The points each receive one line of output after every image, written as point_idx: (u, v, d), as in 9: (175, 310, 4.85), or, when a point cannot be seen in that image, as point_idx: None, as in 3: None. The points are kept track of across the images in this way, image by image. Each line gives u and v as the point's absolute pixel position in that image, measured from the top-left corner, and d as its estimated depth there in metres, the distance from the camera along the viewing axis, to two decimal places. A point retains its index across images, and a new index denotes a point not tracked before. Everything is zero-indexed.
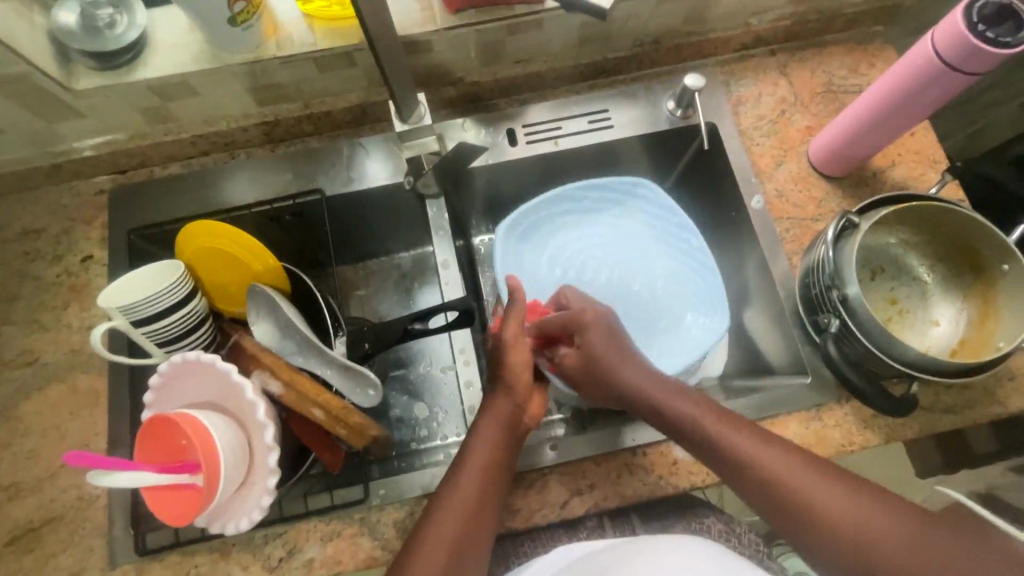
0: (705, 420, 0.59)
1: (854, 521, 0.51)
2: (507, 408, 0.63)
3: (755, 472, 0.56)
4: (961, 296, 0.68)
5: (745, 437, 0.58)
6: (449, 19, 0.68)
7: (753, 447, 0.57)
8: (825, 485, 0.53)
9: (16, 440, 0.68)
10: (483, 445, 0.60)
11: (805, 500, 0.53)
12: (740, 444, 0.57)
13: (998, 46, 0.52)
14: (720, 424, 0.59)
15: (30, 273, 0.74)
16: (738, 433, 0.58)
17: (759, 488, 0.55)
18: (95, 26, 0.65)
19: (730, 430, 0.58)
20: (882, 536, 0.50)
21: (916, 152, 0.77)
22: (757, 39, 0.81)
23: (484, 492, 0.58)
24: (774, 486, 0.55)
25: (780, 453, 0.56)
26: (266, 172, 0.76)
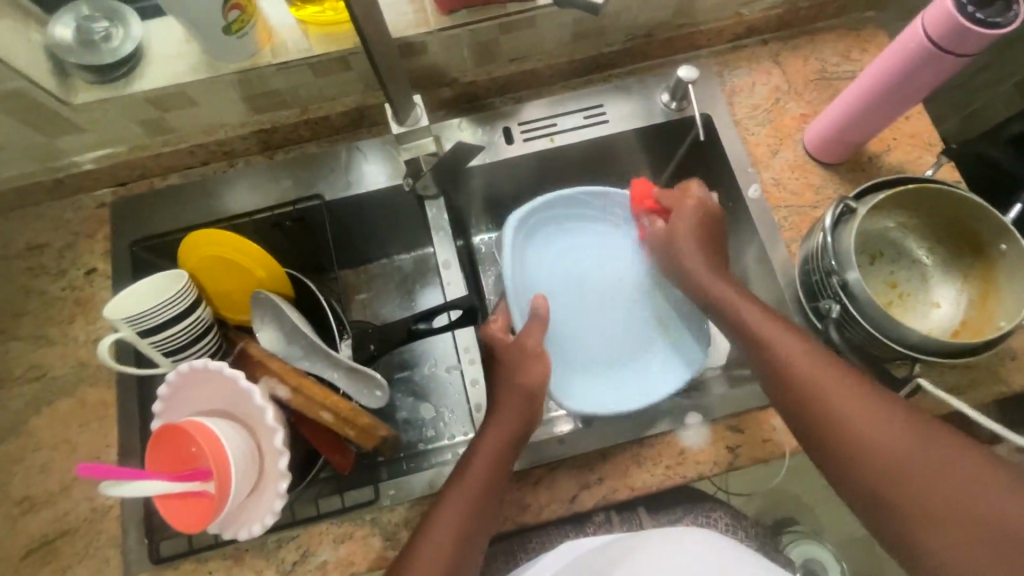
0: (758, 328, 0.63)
1: (875, 432, 0.53)
2: (514, 413, 0.64)
3: (790, 375, 0.58)
4: (961, 277, 0.69)
5: (791, 348, 0.60)
6: (442, 21, 0.69)
7: (791, 353, 0.59)
8: (858, 396, 0.55)
9: (28, 454, 0.68)
10: (484, 454, 0.61)
11: (832, 408, 0.55)
12: (783, 348, 0.60)
13: (988, 27, 0.53)
14: (774, 332, 0.62)
15: (35, 288, 0.74)
16: (792, 359, 0.59)
17: (791, 392, 0.58)
18: (91, 40, 0.65)
19: (772, 330, 0.62)
20: (901, 448, 0.51)
21: (911, 136, 0.77)
22: (749, 29, 0.81)
23: (482, 500, 0.59)
24: (803, 391, 0.57)
25: (822, 364, 0.58)
26: (266, 180, 0.77)
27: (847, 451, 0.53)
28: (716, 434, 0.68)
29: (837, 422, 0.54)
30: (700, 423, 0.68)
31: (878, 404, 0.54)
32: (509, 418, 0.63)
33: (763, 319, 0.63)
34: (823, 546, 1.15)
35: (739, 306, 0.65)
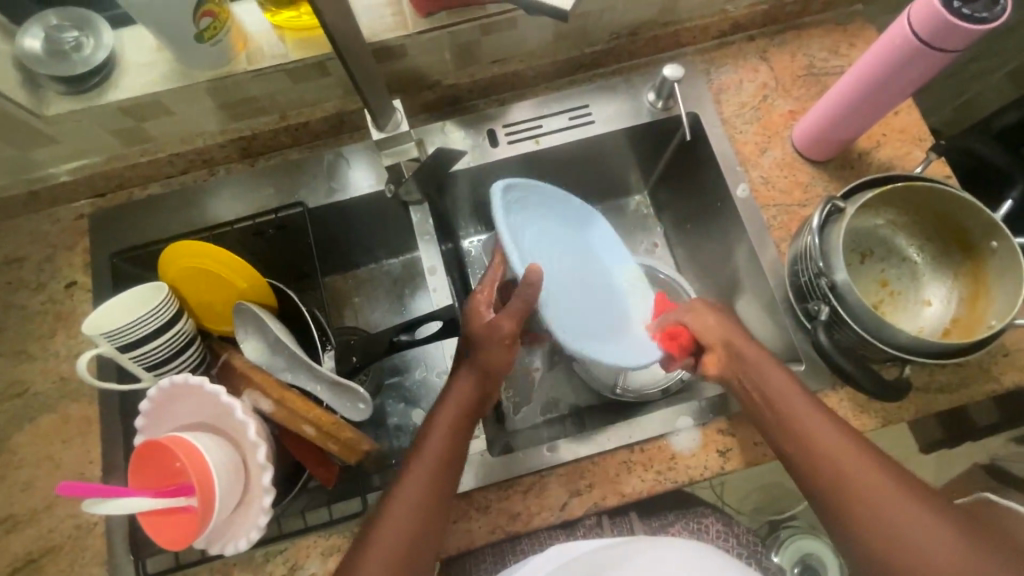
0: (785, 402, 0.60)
1: (904, 523, 0.51)
2: (468, 383, 0.61)
3: (819, 456, 0.56)
4: (952, 275, 0.68)
5: (826, 428, 0.58)
6: (420, 23, 0.67)
7: (820, 433, 0.57)
8: (890, 485, 0.53)
9: (10, 472, 0.67)
10: (439, 429, 0.59)
11: (862, 495, 0.54)
12: (812, 425, 0.58)
13: (974, 22, 0.52)
14: (802, 408, 0.60)
15: (14, 303, 0.73)
16: (832, 441, 0.56)
17: (818, 475, 0.56)
18: (61, 49, 0.64)
19: (797, 406, 0.60)
20: (932, 548, 0.50)
21: (900, 131, 0.76)
22: (735, 25, 0.80)
23: (440, 476, 0.57)
24: (830, 474, 0.55)
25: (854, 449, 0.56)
26: (248, 188, 0.76)
27: (874, 540, 0.52)
28: (706, 438, 0.67)
29: (867, 511, 0.53)
30: (691, 428, 0.67)
31: (909, 495, 0.53)
32: (462, 389, 0.61)
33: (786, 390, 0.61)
34: (821, 541, 1.15)
35: (760, 374, 0.63)
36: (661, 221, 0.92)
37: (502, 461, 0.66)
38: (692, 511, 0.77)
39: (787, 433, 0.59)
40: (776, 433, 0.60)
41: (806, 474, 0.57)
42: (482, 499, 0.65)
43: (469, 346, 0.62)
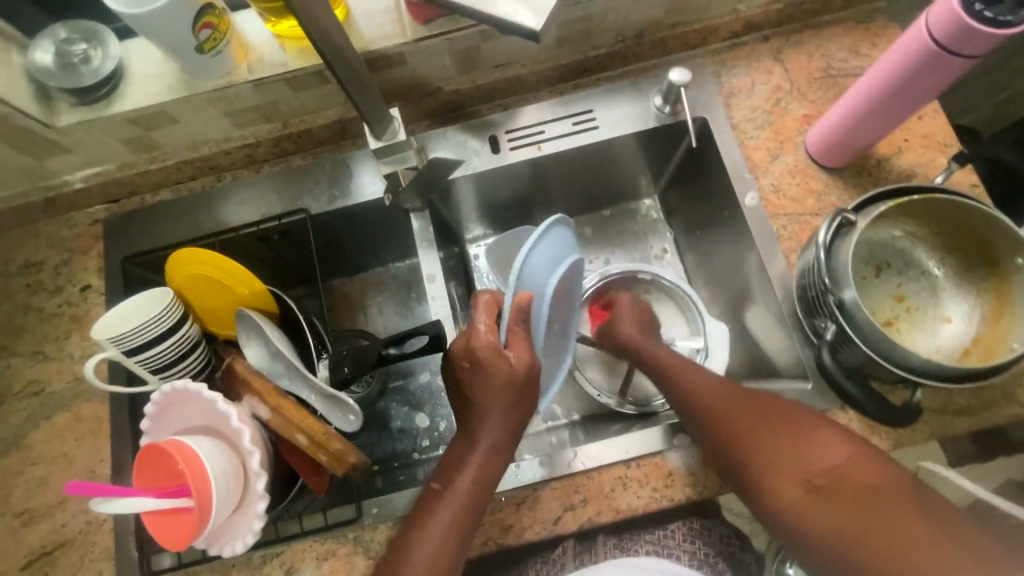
0: (703, 394, 0.64)
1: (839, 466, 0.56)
2: (490, 432, 0.59)
3: (750, 439, 0.59)
4: (975, 291, 0.64)
5: (712, 387, 0.64)
6: (419, 31, 0.67)
7: (741, 416, 0.61)
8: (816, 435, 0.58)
9: (27, 468, 0.71)
10: (469, 470, 0.58)
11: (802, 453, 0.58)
12: (704, 393, 0.64)
13: (997, 26, 0.48)
14: (720, 395, 0.63)
15: (33, 304, 0.76)
16: (721, 397, 0.63)
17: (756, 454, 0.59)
18: (71, 62, 0.66)
19: (715, 390, 0.63)
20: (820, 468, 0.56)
21: (924, 137, 0.72)
22: (748, 25, 0.77)
23: (469, 511, 0.58)
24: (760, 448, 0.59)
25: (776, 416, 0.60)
26: (253, 194, 0.77)
27: (786, 489, 0.57)
28: (705, 455, 0.65)
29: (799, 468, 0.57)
30: (689, 445, 0.65)
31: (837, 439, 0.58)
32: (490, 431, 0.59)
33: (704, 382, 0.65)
34: None
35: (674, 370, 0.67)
36: (671, 227, 0.89)
37: None
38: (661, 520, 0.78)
39: (712, 425, 0.61)
40: (702, 424, 0.62)
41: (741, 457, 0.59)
42: None
43: (480, 383, 0.58)
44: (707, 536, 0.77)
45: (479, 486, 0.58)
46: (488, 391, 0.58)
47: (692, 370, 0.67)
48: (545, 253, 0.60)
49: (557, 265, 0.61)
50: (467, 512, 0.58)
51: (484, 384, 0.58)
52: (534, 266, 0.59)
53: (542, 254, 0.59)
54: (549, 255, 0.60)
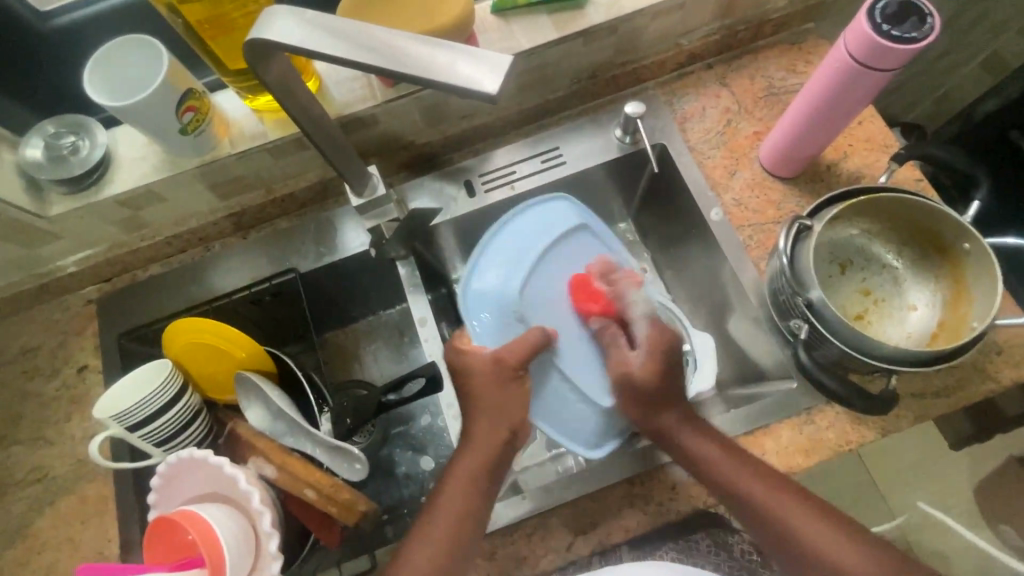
0: (721, 472, 0.59)
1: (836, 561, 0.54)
2: (491, 432, 0.61)
3: (767, 528, 0.57)
4: (933, 278, 0.68)
5: (696, 444, 0.62)
6: (388, 93, 0.72)
7: (746, 488, 0.58)
8: (816, 534, 0.55)
9: (34, 557, 0.70)
10: (458, 478, 0.59)
11: (801, 537, 0.56)
12: (686, 445, 0.62)
13: (905, 43, 0.54)
14: (730, 470, 0.59)
15: (31, 390, 0.77)
16: (693, 440, 0.62)
17: (756, 523, 0.58)
18: (60, 154, 0.69)
19: (693, 434, 0.62)
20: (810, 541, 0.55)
21: (866, 140, 0.78)
22: (691, 56, 0.83)
23: (472, 489, 0.59)
24: (776, 538, 0.57)
25: (781, 490, 0.58)
26: (242, 259, 0.80)
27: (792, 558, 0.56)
28: None
29: (811, 565, 0.55)
30: None
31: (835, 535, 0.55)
32: (482, 442, 0.61)
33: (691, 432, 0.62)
34: None
35: (677, 434, 0.62)
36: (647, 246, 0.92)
37: (502, 503, 0.66)
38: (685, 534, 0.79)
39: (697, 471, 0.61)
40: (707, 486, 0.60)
41: (755, 534, 0.59)
42: (488, 546, 0.66)
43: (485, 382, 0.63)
44: (729, 551, 0.79)
45: (477, 477, 0.59)
46: (481, 410, 0.62)
47: (699, 437, 0.62)
48: (524, 222, 0.73)
49: (519, 258, 0.71)
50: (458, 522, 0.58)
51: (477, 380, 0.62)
52: (479, 278, 0.71)
53: (504, 237, 0.73)
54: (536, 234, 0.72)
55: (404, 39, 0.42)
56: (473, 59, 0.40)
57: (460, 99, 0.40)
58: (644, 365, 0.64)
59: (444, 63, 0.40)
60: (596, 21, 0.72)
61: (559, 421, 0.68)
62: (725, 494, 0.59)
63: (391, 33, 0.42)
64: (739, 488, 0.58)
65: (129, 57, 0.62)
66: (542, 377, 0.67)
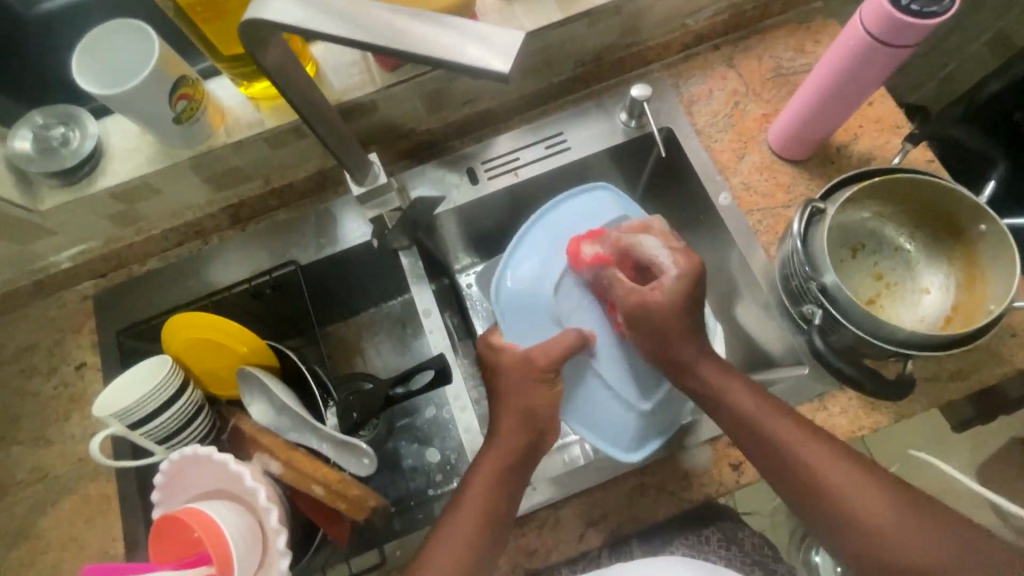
0: (755, 412, 0.57)
1: (868, 506, 0.52)
2: (511, 433, 0.60)
3: (796, 470, 0.55)
4: (947, 261, 0.67)
5: (723, 380, 0.60)
6: (388, 78, 0.69)
7: (777, 429, 0.56)
8: (851, 480, 0.53)
9: (38, 557, 0.69)
10: (479, 482, 0.58)
11: (849, 502, 0.53)
12: (715, 384, 0.60)
13: (925, 17, 0.52)
14: (765, 417, 0.57)
15: (29, 389, 0.75)
16: (726, 385, 0.59)
17: (777, 467, 0.56)
18: (51, 147, 0.67)
19: (721, 378, 0.60)
20: (843, 487, 0.53)
21: (876, 121, 0.76)
22: (698, 37, 0.81)
23: (496, 491, 0.58)
24: (804, 482, 0.54)
25: (807, 437, 0.56)
26: (241, 252, 0.78)
27: (821, 502, 0.54)
28: (717, 453, 0.66)
29: (843, 510, 0.53)
30: (699, 446, 0.66)
31: (870, 482, 0.53)
32: (505, 444, 0.59)
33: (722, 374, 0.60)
34: None
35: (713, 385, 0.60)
36: None
37: None
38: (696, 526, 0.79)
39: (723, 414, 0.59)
40: (736, 430, 0.58)
41: (780, 483, 0.56)
42: None
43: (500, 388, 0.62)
44: (740, 545, 0.80)
45: (501, 479, 0.58)
46: (506, 412, 0.60)
47: (745, 397, 0.59)
48: (561, 215, 0.73)
49: (555, 246, 0.72)
50: (480, 528, 0.57)
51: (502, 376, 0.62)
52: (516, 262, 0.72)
53: (535, 230, 0.73)
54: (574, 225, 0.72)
55: (408, 17, 0.40)
56: (483, 36, 0.38)
57: (469, 80, 0.39)
58: (675, 283, 0.60)
59: (452, 41, 0.38)
60: (601, 1, 0.70)
61: (594, 422, 0.65)
62: (770, 455, 0.56)
63: (394, 11, 0.40)
64: (773, 430, 0.56)
65: (119, 44, 0.59)
66: (576, 375, 0.66)
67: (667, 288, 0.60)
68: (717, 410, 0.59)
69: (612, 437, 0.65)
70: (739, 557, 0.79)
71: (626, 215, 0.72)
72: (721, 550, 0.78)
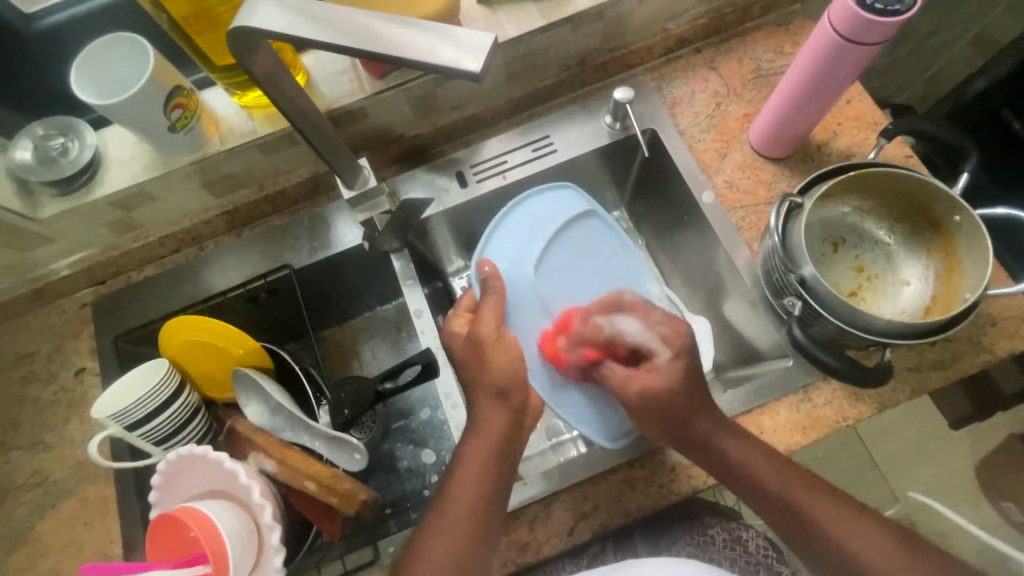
0: (753, 466, 0.59)
1: (855, 542, 0.55)
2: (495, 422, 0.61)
3: (792, 515, 0.57)
4: (926, 252, 0.68)
5: (734, 444, 0.59)
6: (377, 85, 0.71)
7: (770, 479, 0.58)
8: (840, 518, 0.56)
9: (37, 560, 0.70)
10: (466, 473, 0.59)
11: (836, 537, 0.56)
12: (725, 448, 0.59)
13: (889, 15, 0.54)
14: (757, 466, 0.59)
15: (28, 395, 0.77)
16: (722, 436, 0.59)
17: (774, 510, 0.58)
18: (50, 157, 0.69)
19: (735, 445, 0.59)
20: (833, 526, 0.56)
21: (855, 119, 0.78)
22: (679, 41, 0.83)
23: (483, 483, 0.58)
24: (802, 526, 0.57)
25: (796, 480, 0.58)
26: (237, 257, 0.80)
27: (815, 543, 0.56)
28: None
29: (836, 548, 0.55)
30: None
31: (856, 516, 0.56)
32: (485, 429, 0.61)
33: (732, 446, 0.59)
34: None
35: (737, 459, 0.59)
36: (643, 233, 0.92)
37: None
38: (696, 525, 0.79)
39: (723, 468, 0.59)
40: (731, 479, 0.59)
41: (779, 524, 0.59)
42: None
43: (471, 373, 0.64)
44: (744, 546, 0.79)
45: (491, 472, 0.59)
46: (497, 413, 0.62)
47: (742, 447, 0.59)
48: (541, 206, 0.77)
49: (531, 236, 0.76)
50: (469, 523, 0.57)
51: (476, 366, 0.64)
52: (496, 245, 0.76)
53: (527, 214, 0.77)
54: (548, 209, 0.77)
55: (387, 22, 0.42)
56: (456, 38, 0.40)
57: (444, 81, 0.41)
58: (678, 370, 0.61)
59: (427, 43, 0.40)
60: (582, 7, 0.72)
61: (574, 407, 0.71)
62: (762, 499, 0.59)
63: (373, 17, 0.42)
64: (763, 472, 0.58)
65: (116, 56, 0.61)
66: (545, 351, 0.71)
67: (666, 373, 0.61)
68: (740, 481, 0.59)
69: (580, 412, 0.71)
70: (744, 557, 0.78)
71: (593, 210, 0.78)
72: (724, 550, 0.77)
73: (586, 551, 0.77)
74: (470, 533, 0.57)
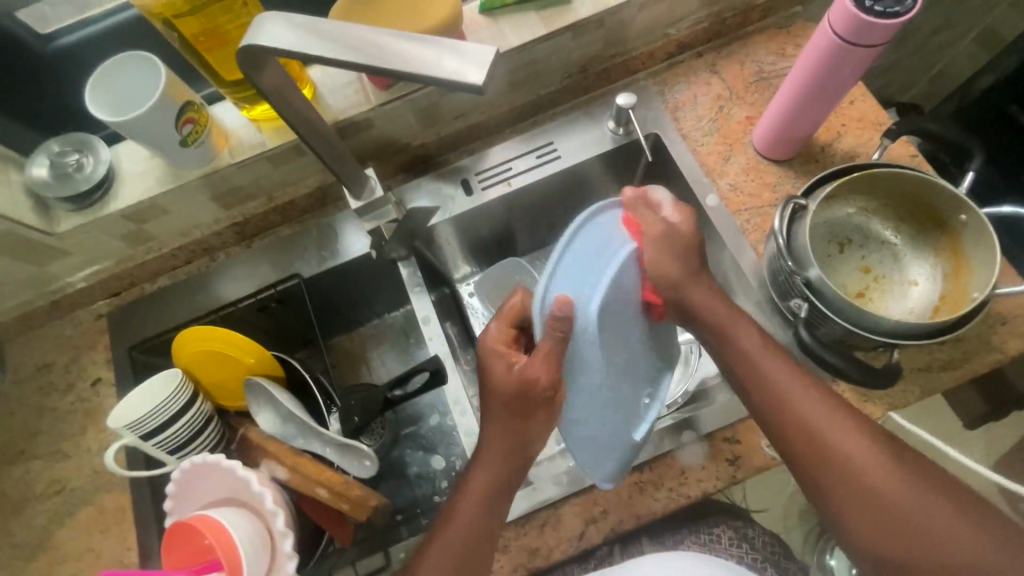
0: (770, 372, 0.59)
1: (872, 473, 0.53)
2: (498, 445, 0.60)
3: (806, 436, 0.56)
4: (932, 252, 0.68)
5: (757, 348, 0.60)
6: (382, 96, 0.73)
7: (789, 391, 0.58)
8: (863, 451, 0.54)
9: (56, 568, 0.71)
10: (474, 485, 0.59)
11: (852, 467, 0.54)
12: (751, 351, 0.60)
13: (888, 18, 0.54)
14: (774, 372, 0.59)
15: (46, 405, 0.78)
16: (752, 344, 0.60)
17: (783, 432, 0.57)
18: (65, 172, 0.70)
19: (756, 349, 0.60)
20: (855, 456, 0.54)
21: (858, 119, 0.78)
22: (680, 46, 0.84)
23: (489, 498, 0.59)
24: (816, 452, 0.55)
25: (821, 402, 0.57)
26: (247, 267, 0.81)
27: (830, 475, 0.54)
28: (713, 448, 0.67)
29: (852, 479, 0.53)
30: (695, 442, 0.67)
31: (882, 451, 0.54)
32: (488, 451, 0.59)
33: (755, 344, 0.60)
34: None
35: (757, 360, 0.59)
36: None
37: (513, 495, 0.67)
38: (705, 524, 0.80)
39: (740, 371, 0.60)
40: (750, 390, 0.59)
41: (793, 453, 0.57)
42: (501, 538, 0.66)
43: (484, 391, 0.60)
44: (751, 543, 0.79)
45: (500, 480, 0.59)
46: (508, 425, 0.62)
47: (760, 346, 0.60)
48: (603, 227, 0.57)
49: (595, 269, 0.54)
50: (475, 538, 0.58)
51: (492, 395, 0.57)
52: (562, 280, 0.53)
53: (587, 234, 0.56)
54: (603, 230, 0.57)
55: (390, 37, 0.43)
56: (458, 51, 0.41)
57: (447, 93, 0.41)
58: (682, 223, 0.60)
59: (430, 57, 0.41)
60: (582, 14, 0.73)
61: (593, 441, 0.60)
62: (777, 410, 0.58)
63: (378, 32, 0.43)
64: (778, 380, 0.58)
65: (129, 74, 0.63)
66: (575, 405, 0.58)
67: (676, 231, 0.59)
68: (760, 389, 0.59)
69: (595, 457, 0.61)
70: (752, 555, 0.78)
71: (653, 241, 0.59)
72: (734, 548, 0.77)
73: (596, 554, 0.77)
74: (473, 546, 0.58)
